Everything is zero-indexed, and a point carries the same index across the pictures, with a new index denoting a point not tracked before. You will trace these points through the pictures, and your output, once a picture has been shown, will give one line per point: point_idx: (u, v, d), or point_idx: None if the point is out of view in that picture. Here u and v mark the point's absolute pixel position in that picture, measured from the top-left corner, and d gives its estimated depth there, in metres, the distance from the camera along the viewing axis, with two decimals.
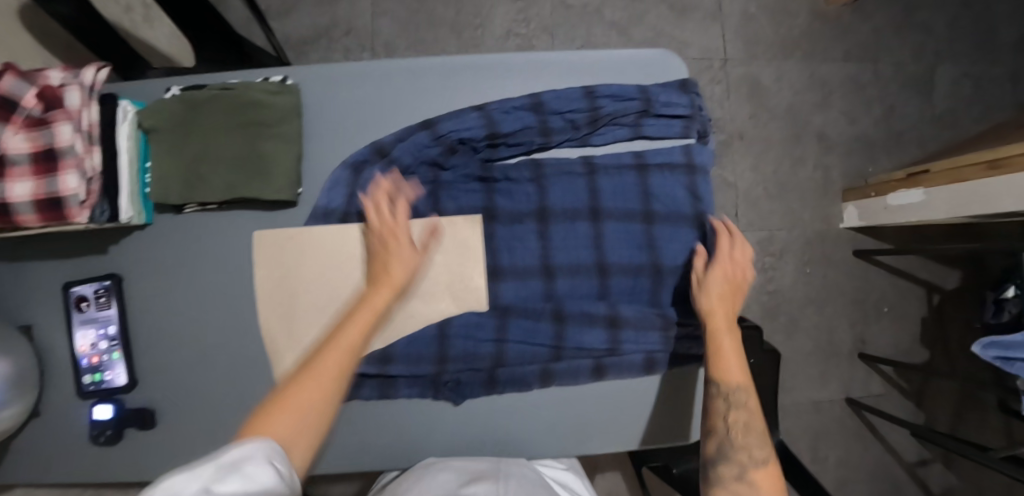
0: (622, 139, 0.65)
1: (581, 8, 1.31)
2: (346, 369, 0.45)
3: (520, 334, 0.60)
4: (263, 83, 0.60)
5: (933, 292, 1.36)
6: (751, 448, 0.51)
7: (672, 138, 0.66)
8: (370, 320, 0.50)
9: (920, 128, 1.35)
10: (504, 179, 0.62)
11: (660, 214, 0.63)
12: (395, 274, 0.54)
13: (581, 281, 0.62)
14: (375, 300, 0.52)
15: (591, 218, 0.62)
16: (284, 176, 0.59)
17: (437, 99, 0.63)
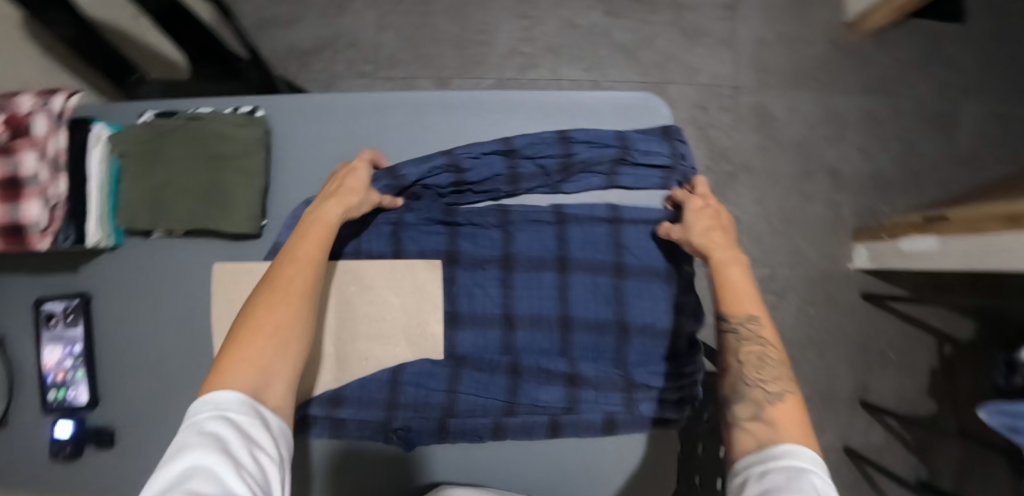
0: (595, 188, 0.62)
1: (588, 28, 1.28)
2: (305, 290, 0.43)
3: (474, 385, 0.58)
4: (231, 115, 0.60)
5: (945, 343, 1.28)
6: (767, 382, 0.47)
7: (651, 190, 0.62)
8: (327, 233, 0.48)
9: (941, 168, 1.27)
10: (468, 223, 0.61)
11: (631, 268, 0.60)
12: (352, 197, 0.53)
13: (542, 334, 0.59)
14: (325, 212, 0.50)
15: (558, 268, 0.60)
16: (245, 209, 0.59)
17: (407, 139, 0.63)
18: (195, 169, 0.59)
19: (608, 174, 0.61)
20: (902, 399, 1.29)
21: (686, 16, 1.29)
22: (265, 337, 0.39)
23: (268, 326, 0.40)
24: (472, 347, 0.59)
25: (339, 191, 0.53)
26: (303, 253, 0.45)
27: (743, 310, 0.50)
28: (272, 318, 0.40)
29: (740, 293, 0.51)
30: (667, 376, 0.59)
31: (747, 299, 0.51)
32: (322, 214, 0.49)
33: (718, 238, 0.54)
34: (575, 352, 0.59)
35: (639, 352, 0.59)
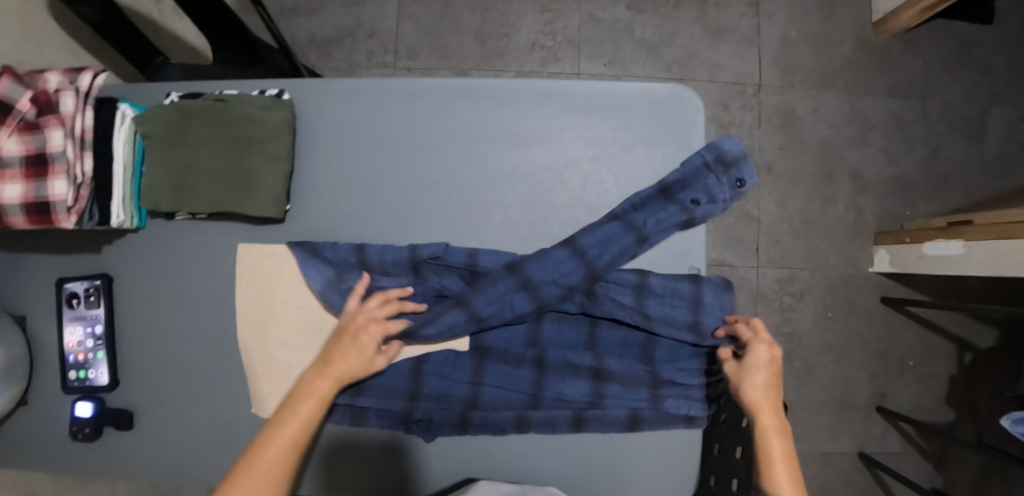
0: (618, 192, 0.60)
1: (610, 23, 1.27)
2: (283, 463, 0.45)
3: (497, 377, 0.57)
4: (258, 97, 0.59)
5: (965, 351, 1.26)
6: None
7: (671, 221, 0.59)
8: (316, 413, 0.49)
9: (968, 174, 1.25)
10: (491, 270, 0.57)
11: (660, 279, 0.57)
12: (345, 363, 0.52)
13: (569, 328, 0.58)
14: (320, 387, 0.50)
15: None
16: (270, 192, 0.58)
17: (429, 126, 0.62)
18: (220, 152, 0.58)
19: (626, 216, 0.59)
20: (919, 407, 1.27)
21: (711, 13, 1.27)
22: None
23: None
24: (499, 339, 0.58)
25: (344, 359, 0.52)
26: (289, 433, 0.46)
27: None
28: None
29: (781, 474, 0.47)
30: (694, 373, 0.58)
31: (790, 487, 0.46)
32: (315, 390, 0.50)
33: (769, 413, 0.50)
34: (601, 346, 0.58)
35: (664, 351, 0.58)
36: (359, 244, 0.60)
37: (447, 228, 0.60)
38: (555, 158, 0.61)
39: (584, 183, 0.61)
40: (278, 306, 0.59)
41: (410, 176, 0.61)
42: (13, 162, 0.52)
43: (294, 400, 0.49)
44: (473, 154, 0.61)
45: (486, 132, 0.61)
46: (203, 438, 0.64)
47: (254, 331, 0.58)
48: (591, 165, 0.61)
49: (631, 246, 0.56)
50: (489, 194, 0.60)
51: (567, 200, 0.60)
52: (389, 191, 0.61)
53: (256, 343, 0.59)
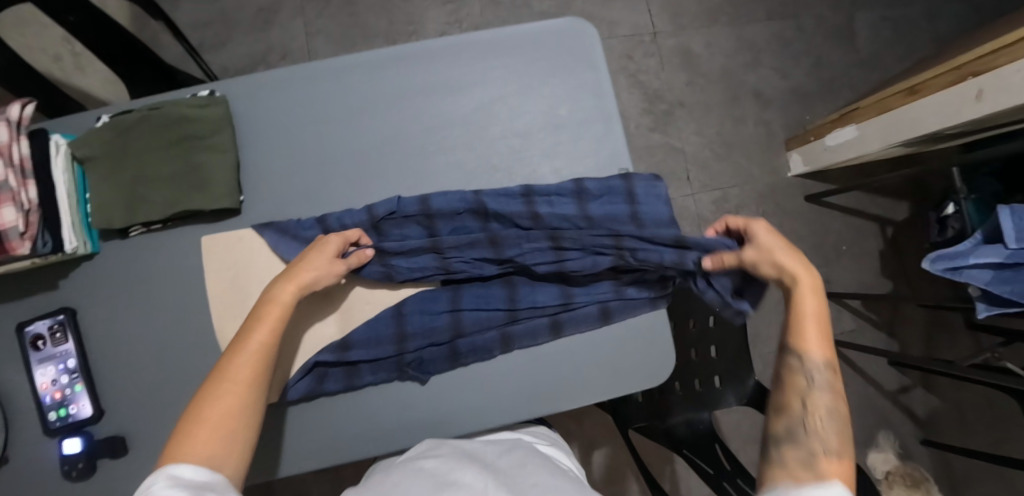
0: (541, 120, 0.67)
1: (509, 3, 1.36)
2: (253, 377, 0.50)
3: (475, 299, 0.60)
4: (190, 98, 0.61)
5: (887, 225, 1.42)
6: (825, 440, 0.50)
7: (594, 150, 0.67)
8: (282, 320, 0.53)
9: (849, 74, 1.41)
10: (442, 210, 0.62)
11: (593, 190, 0.64)
12: (311, 276, 0.55)
13: (533, 244, 0.61)
14: (280, 296, 0.53)
15: (525, 193, 0.63)
16: (222, 184, 0.61)
17: (361, 97, 0.66)
18: (166, 157, 0.61)
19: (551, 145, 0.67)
20: (861, 284, 1.41)
21: None
22: (208, 441, 0.45)
23: (212, 424, 0.46)
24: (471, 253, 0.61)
25: (297, 265, 0.55)
26: (257, 346, 0.51)
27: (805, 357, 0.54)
28: (209, 425, 0.46)
29: (810, 335, 0.55)
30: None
31: (820, 347, 0.55)
32: (276, 297, 0.53)
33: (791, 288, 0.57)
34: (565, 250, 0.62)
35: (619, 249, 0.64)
36: (318, 216, 0.62)
37: (397, 182, 0.65)
38: (481, 98, 0.67)
39: (512, 115, 0.67)
40: (248, 289, 0.60)
41: (352, 142, 0.65)
42: None
43: (260, 309, 0.53)
44: (407, 110, 0.66)
45: (414, 90, 0.66)
46: None
47: (232, 318, 0.59)
48: (514, 99, 0.67)
49: (570, 189, 0.64)
50: (428, 144, 0.65)
51: (501, 133, 0.66)
52: (336, 161, 0.65)
53: (236, 331, 0.59)
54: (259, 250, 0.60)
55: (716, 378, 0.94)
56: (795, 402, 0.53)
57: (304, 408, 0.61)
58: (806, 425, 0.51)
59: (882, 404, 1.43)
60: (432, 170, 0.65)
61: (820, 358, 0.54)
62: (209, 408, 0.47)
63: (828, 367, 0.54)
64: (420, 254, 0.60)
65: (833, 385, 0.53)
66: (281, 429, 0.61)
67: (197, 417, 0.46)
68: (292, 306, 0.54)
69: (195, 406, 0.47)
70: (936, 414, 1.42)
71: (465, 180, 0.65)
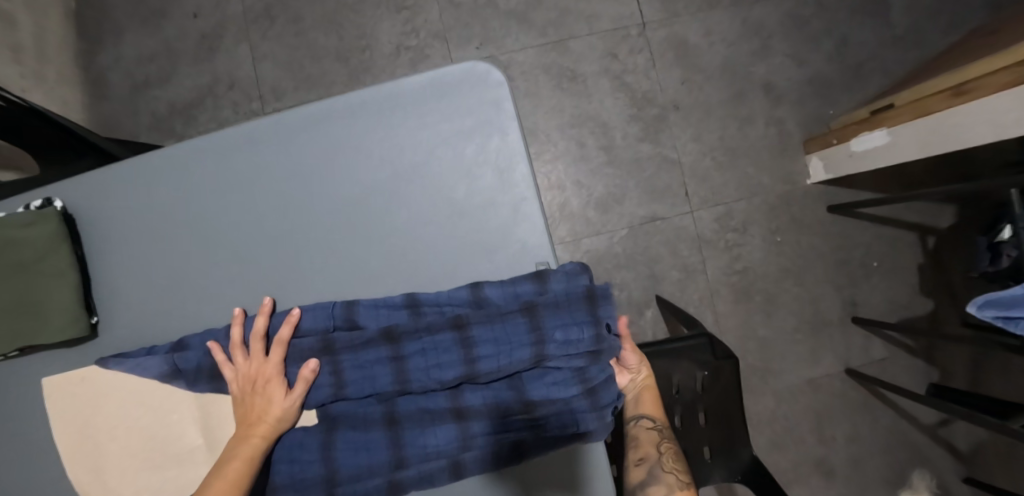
0: (430, 210, 0.54)
1: (472, 3, 1.19)
2: None
3: (355, 440, 0.50)
4: (17, 214, 0.53)
5: (928, 235, 1.19)
6: (677, 472, 0.61)
7: (501, 243, 0.54)
8: (245, 475, 0.48)
9: (883, 54, 1.15)
10: (311, 331, 0.52)
11: (493, 298, 0.51)
12: (271, 410, 0.49)
13: (435, 340, 0.49)
14: (246, 446, 0.49)
15: (409, 305, 0.52)
16: (61, 314, 0.52)
17: (218, 194, 0.56)
18: None
19: (444, 243, 0.54)
20: (895, 306, 1.21)
21: None
22: None
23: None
24: (368, 357, 0.50)
25: (262, 373, 0.50)
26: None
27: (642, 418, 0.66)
28: None
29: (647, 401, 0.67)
30: (571, 382, 0.51)
31: (652, 406, 0.67)
32: (240, 450, 0.49)
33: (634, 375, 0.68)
34: (476, 349, 0.49)
35: (534, 381, 0.51)
36: (174, 341, 0.53)
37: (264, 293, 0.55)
38: (358, 183, 0.54)
39: (393, 207, 0.54)
40: (101, 433, 0.52)
41: (212, 248, 0.56)
42: None
43: (223, 464, 0.48)
44: (272, 202, 0.56)
45: (277, 182, 0.55)
46: None
47: (85, 467, 0.52)
48: (396, 181, 0.54)
49: (467, 298, 0.51)
50: (297, 250, 0.55)
51: (380, 228, 0.54)
52: (196, 271, 0.56)
53: (93, 480, 0.52)
54: (110, 388, 0.52)
55: (707, 449, 0.86)
56: (649, 450, 0.64)
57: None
58: (662, 469, 0.62)
59: (920, 441, 1.23)
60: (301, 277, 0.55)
61: (659, 417, 0.66)
62: None
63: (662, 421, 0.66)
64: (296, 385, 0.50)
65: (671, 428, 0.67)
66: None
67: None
68: (258, 457, 0.49)
69: None
70: (986, 453, 1.21)
71: (341, 289, 0.54)
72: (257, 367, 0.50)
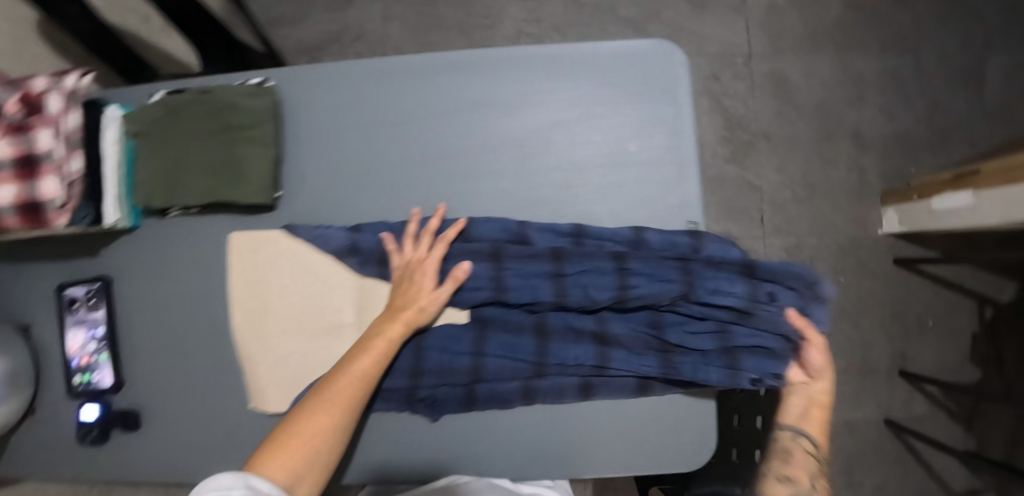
0: (601, 156, 0.61)
1: (594, 6, 1.28)
2: (347, 401, 0.46)
3: (505, 340, 0.55)
4: (240, 86, 0.59)
5: (986, 306, 1.22)
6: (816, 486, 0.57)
7: (661, 199, 0.61)
8: (386, 353, 0.51)
9: (973, 125, 1.20)
10: (480, 239, 0.58)
11: (652, 243, 0.56)
12: (422, 301, 0.53)
13: (596, 265, 0.55)
14: (389, 329, 0.51)
15: (573, 236, 0.57)
16: (257, 180, 0.58)
17: (411, 106, 0.62)
18: (207, 143, 0.59)
19: (609, 187, 0.61)
20: (943, 367, 1.23)
21: None
22: (293, 460, 0.41)
23: (313, 440, 0.43)
24: (529, 268, 0.55)
25: (422, 263, 0.55)
26: (366, 369, 0.48)
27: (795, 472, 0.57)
28: (301, 439, 0.42)
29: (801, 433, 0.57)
30: (710, 337, 0.54)
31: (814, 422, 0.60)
32: (384, 331, 0.51)
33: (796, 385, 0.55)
34: (631, 279, 0.54)
35: (673, 324, 0.56)
36: (351, 226, 0.59)
37: (438, 200, 0.61)
38: (542, 119, 0.62)
39: (571, 146, 0.61)
40: (268, 292, 0.57)
41: (397, 151, 0.62)
42: (4, 166, 0.52)
43: (367, 341, 0.50)
44: (459, 122, 0.62)
45: (468, 106, 0.62)
46: (209, 442, 0.62)
47: (249, 320, 0.58)
48: (579, 127, 0.62)
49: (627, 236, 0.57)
50: (477, 167, 0.61)
51: (556, 163, 0.61)
52: (379, 168, 0.62)
53: (254, 336, 0.57)
54: (288, 255, 0.58)
55: None
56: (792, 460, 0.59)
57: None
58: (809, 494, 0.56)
59: None
60: (475, 192, 0.60)
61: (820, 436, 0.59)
62: (305, 422, 0.44)
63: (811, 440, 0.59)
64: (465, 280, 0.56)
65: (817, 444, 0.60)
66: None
67: (291, 431, 0.43)
68: (398, 340, 0.52)
69: (290, 421, 0.44)
70: None
71: (510, 209, 0.60)
72: (416, 258, 0.55)
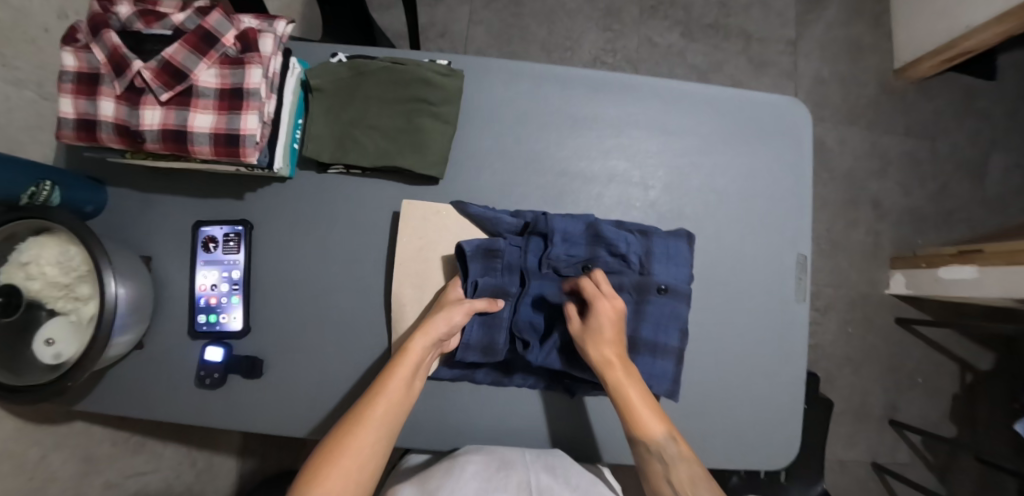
0: (739, 185, 0.70)
1: (665, 48, 1.38)
2: (383, 419, 0.51)
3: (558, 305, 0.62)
4: (433, 64, 0.63)
5: (967, 371, 1.36)
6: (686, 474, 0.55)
7: (784, 229, 0.70)
8: (411, 374, 0.55)
9: (971, 210, 1.38)
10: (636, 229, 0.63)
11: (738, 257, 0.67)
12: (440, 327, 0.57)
13: (677, 252, 0.62)
14: (411, 351, 0.55)
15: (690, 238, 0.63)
16: (437, 153, 0.62)
17: (581, 111, 0.68)
18: (390, 111, 0.62)
19: (741, 214, 0.70)
20: (926, 420, 1.37)
21: (754, 47, 1.40)
22: (339, 483, 0.47)
23: (354, 467, 0.48)
24: (562, 255, 0.62)
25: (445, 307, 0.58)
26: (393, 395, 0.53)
27: (653, 435, 0.55)
28: (348, 460, 0.48)
29: (646, 416, 0.55)
30: None
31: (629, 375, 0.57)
32: (409, 352, 0.55)
33: (614, 357, 0.56)
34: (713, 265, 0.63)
35: (653, 317, 0.61)
36: (513, 211, 0.64)
37: (596, 202, 0.67)
38: (693, 145, 0.69)
39: (715, 173, 0.69)
40: (432, 258, 0.63)
41: (564, 150, 0.67)
42: (208, 94, 0.53)
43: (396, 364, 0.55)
44: (621, 135, 0.68)
45: (630, 121, 0.68)
46: (337, 397, 0.63)
47: (409, 283, 0.62)
48: (721, 158, 0.70)
49: (735, 257, 0.69)
50: (632, 177, 0.68)
51: (699, 186, 0.69)
52: (547, 162, 0.67)
53: (412, 300, 0.62)
54: (453, 228, 0.63)
55: (783, 472, 0.98)
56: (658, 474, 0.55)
57: (449, 394, 0.64)
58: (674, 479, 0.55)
59: None
60: (629, 199, 0.68)
61: (651, 408, 0.56)
62: (348, 446, 0.49)
63: (673, 438, 0.55)
64: (490, 265, 0.62)
65: (678, 444, 0.55)
66: (423, 405, 0.64)
67: (332, 454, 0.48)
68: (421, 360, 0.56)
69: (332, 446, 0.49)
70: None
71: (658, 219, 0.68)
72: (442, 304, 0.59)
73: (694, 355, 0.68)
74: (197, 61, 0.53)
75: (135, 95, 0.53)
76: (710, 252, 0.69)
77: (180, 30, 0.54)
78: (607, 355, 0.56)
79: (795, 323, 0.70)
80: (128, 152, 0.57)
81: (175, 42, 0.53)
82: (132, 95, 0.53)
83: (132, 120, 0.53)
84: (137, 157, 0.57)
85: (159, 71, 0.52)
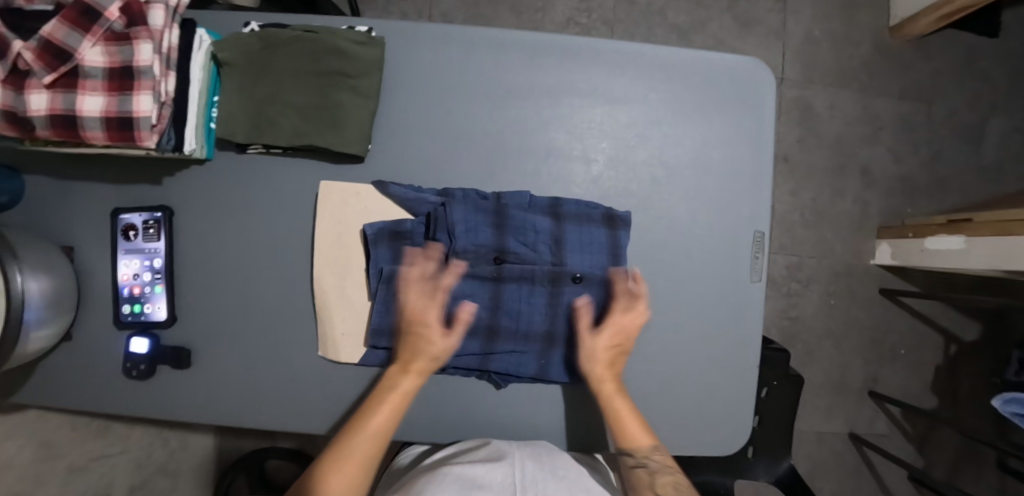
0: (691, 158, 0.65)
1: (645, 6, 1.29)
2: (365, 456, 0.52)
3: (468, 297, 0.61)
4: (351, 32, 0.58)
5: (952, 343, 1.33)
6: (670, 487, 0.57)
7: (739, 207, 0.66)
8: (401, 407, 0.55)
9: (964, 177, 1.31)
10: (571, 213, 0.62)
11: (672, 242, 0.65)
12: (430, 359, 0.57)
13: (594, 237, 0.62)
14: (403, 385, 0.56)
15: (608, 225, 0.62)
16: (356, 129, 0.58)
17: (519, 79, 0.63)
18: (305, 87, 0.58)
19: (691, 190, 0.65)
20: (906, 392, 1.35)
21: (741, 4, 1.30)
22: None
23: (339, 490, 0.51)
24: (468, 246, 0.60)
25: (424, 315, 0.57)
26: (383, 417, 0.54)
27: (641, 442, 0.57)
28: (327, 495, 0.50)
29: (633, 427, 0.58)
30: (541, 309, 0.62)
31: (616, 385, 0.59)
32: (400, 386, 0.55)
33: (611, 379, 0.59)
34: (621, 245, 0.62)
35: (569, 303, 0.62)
36: (439, 189, 0.61)
37: (533, 178, 0.63)
38: (641, 116, 0.64)
39: (665, 145, 0.65)
40: (354, 243, 0.60)
41: (499, 123, 0.62)
42: (96, 74, 0.50)
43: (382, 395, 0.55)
44: (561, 105, 0.63)
45: (572, 90, 0.63)
46: (265, 388, 0.62)
47: (333, 269, 0.60)
48: (672, 130, 0.65)
49: (686, 234, 0.65)
50: (573, 149, 0.63)
51: (647, 159, 0.64)
52: (480, 136, 0.62)
53: (334, 286, 0.60)
54: (375, 209, 0.61)
55: (751, 448, 0.96)
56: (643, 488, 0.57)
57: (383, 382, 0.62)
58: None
59: None
60: (570, 176, 0.63)
61: (643, 429, 0.58)
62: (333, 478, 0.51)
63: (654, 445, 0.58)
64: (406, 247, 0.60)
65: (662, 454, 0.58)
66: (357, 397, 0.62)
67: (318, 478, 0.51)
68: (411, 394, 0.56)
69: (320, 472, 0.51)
70: None
71: (600, 196, 0.64)
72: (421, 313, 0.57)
73: (641, 338, 0.65)
74: (79, 38, 0.48)
75: (20, 78, 0.49)
76: (659, 231, 0.65)
77: (61, 4, 0.49)
78: (600, 363, 0.59)
79: (750, 305, 0.67)
80: (25, 139, 0.53)
81: (53, 18, 0.48)
82: (15, 78, 0.49)
83: (18, 105, 0.49)
84: (35, 144, 0.53)
85: (40, 52, 0.47)
